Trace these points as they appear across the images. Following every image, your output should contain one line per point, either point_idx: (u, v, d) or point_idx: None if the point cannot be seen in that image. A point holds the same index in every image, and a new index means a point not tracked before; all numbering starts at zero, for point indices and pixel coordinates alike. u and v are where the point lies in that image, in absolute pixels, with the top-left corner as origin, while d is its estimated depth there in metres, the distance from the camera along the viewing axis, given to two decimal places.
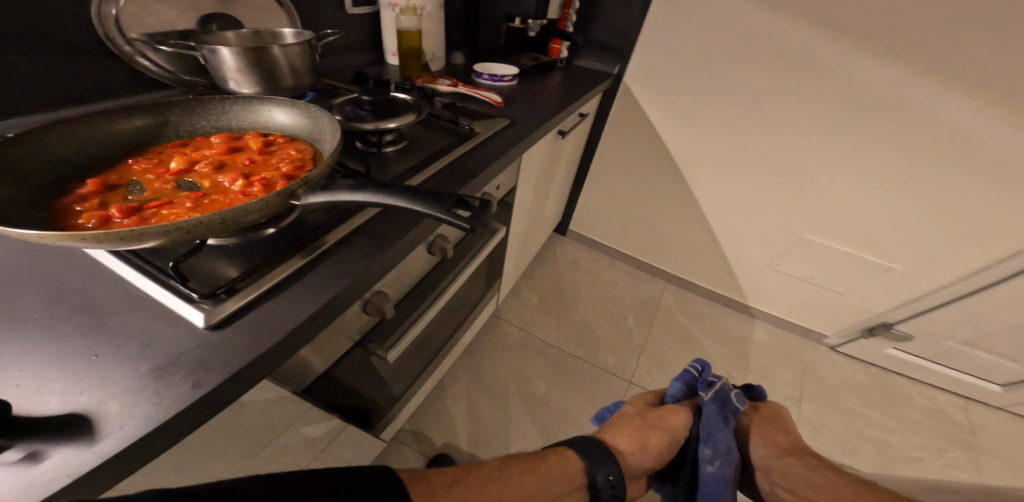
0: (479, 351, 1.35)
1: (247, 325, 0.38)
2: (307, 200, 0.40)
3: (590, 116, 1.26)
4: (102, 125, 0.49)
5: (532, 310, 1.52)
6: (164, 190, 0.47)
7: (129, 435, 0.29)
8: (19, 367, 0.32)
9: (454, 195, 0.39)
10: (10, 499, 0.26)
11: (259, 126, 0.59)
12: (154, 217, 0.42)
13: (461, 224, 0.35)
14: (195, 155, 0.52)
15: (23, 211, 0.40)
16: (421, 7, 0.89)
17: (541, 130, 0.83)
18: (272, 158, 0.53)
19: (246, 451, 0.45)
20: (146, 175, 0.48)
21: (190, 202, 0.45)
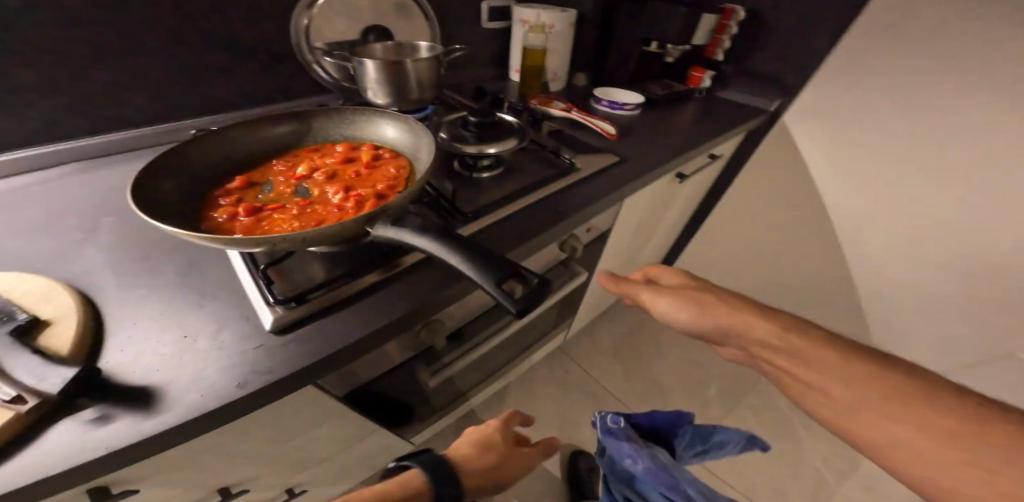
0: (536, 381, 1.29)
1: (302, 337, 0.39)
2: (377, 231, 0.39)
3: (721, 156, 1.08)
4: (261, 132, 0.58)
5: (603, 353, 1.40)
6: (284, 192, 0.52)
7: (172, 420, 0.31)
8: (130, 333, 0.37)
9: (515, 264, 0.34)
10: (68, 454, 0.28)
11: (375, 139, 0.62)
12: (265, 220, 0.47)
13: (507, 308, 0.30)
14: (319, 163, 0.57)
15: (183, 194, 0.48)
16: (551, 25, 0.87)
17: (655, 171, 0.73)
18: (375, 173, 0.55)
19: (274, 443, 0.47)
20: (278, 177, 0.55)
21: (297, 209, 0.49)
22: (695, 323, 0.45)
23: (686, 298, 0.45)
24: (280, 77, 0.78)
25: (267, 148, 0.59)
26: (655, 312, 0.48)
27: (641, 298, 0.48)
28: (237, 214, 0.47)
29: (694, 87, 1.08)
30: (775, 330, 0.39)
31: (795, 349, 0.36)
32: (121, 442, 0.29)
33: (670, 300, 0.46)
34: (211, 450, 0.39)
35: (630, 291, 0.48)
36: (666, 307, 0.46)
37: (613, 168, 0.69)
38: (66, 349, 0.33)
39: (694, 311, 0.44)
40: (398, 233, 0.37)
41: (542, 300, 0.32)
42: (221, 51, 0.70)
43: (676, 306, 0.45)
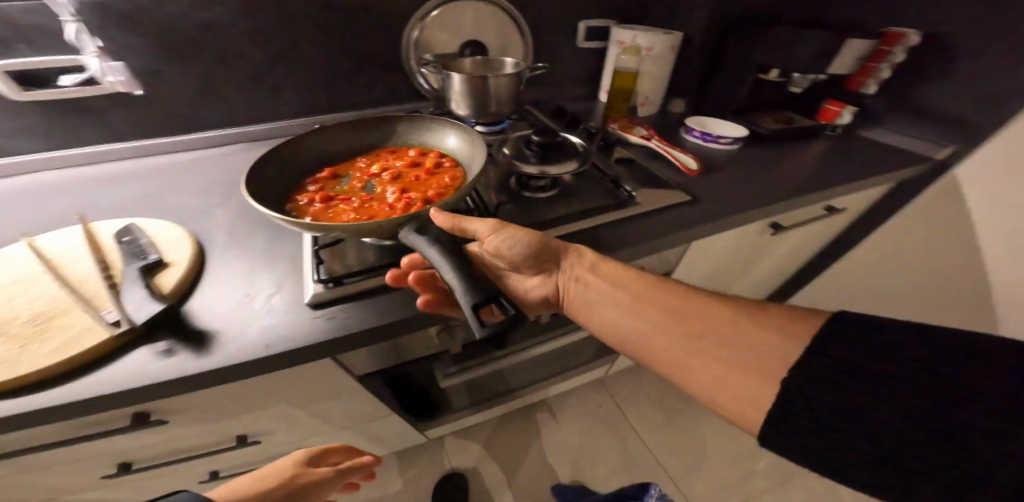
0: (572, 411, 1.24)
1: (327, 317, 0.44)
2: (403, 235, 0.43)
3: (842, 209, 0.89)
4: (352, 132, 0.67)
5: (654, 402, 1.27)
6: (355, 185, 0.60)
7: (207, 365, 0.38)
8: (211, 286, 0.47)
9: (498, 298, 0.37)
10: (138, 373, 0.37)
11: (443, 147, 0.67)
12: (331, 209, 0.55)
13: (475, 334, 0.34)
14: (390, 163, 0.64)
15: (282, 176, 0.59)
16: (649, 47, 0.85)
17: (738, 217, 0.64)
18: (431, 180, 0.60)
19: (296, 400, 0.54)
20: (354, 172, 0.63)
21: (358, 202, 0.56)
22: (594, 288, 0.48)
23: (592, 262, 0.49)
24: (389, 84, 0.89)
25: (354, 145, 0.68)
26: (516, 254, 0.49)
27: (491, 240, 0.46)
28: (314, 199, 0.56)
29: (827, 122, 0.91)
30: (663, 291, 0.46)
31: (674, 311, 0.44)
32: (162, 377, 0.37)
33: (574, 262, 0.49)
34: (250, 391, 0.48)
35: (516, 244, 0.47)
36: (497, 243, 0.47)
37: (681, 208, 0.62)
38: (167, 290, 0.44)
39: (599, 276, 0.48)
40: (420, 240, 0.42)
41: (514, 330, 0.35)
42: (347, 59, 0.82)
43: (475, 225, 0.45)
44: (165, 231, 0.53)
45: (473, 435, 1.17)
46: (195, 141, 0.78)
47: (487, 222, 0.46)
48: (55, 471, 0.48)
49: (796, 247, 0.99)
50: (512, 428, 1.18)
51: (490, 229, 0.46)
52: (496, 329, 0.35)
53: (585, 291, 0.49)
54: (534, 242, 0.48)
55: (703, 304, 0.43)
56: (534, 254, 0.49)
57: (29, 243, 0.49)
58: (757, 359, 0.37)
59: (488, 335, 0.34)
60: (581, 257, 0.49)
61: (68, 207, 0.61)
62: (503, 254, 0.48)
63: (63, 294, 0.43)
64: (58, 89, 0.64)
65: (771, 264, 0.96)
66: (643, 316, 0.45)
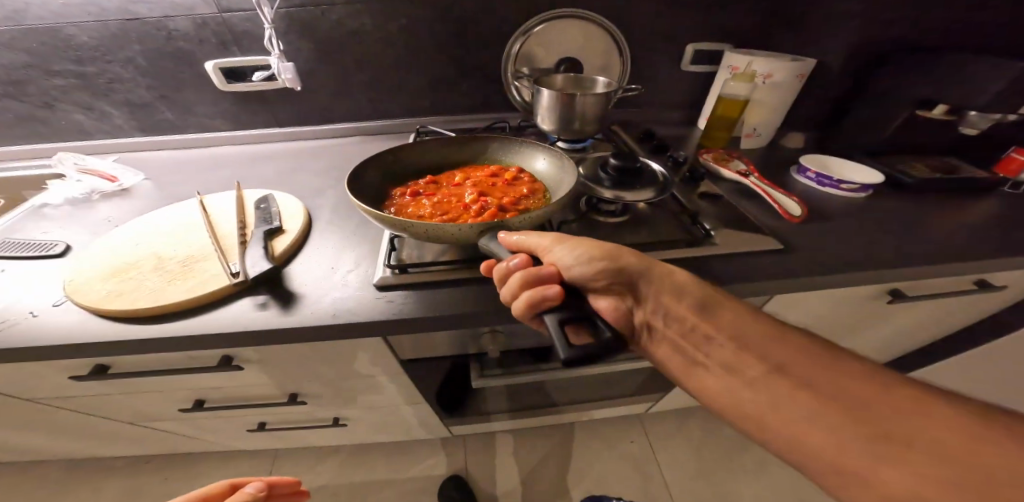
0: (602, 446, 1.20)
1: (387, 298, 0.51)
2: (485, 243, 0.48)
3: (995, 295, 0.71)
4: (446, 142, 0.75)
5: (694, 460, 1.19)
6: (439, 190, 0.66)
7: (285, 323, 0.47)
8: (309, 254, 0.58)
9: (586, 317, 0.37)
10: (240, 318, 0.48)
11: (526, 165, 0.71)
12: (415, 207, 0.62)
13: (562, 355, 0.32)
14: (472, 174, 0.70)
15: (380, 172, 0.67)
16: (767, 73, 0.77)
17: (839, 279, 0.54)
18: (506, 192, 0.64)
19: (349, 367, 0.63)
20: (440, 178, 0.70)
21: (438, 204, 0.62)
22: (701, 335, 0.42)
23: (696, 299, 0.44)
24: (488, 95, 0.95)
25: (445, 153, 0.75)
26: (598, 274, 0.44)
27: (557, 252, 0.45)
28: (405, 197, 0.64)
29: (1006, 179, 0.73)
30: (796, 350, 0.39)
31: (814, 380, 0.36)
32: (251, 326, 0.47)
33: (670, 295, 0.44)
34: (315, 351, 0.57)
35: (602, 262, 0.44)
36: (561, 255, 0.44)
37: (767, 256, 0.55)
38: (276, 253, 0.55)
39: (705, 320, 0.42)
40: (498, 247, 0.47)
41: (602, 359, 0.33)
42: (456, 70, 0.90)
43: (535, 238, 0.46)
44: (288, 203, 0.66)
45: (501, 440, 1.21)
46: (325, 133, 0.94)
47: (547, 237, 0.47)
48: (174, 385, 0.63)
49: (915, 329, 0.82)
50: (540, 443, 1.20)
51: (555, 241, 0.46)
52: (588, 351, 0.33)
53: (689, 339, 0.43)
54: (618, 260, 0.44)
55: (854, 376, 0.36)
56: (618, 277, 0.44)
57: (201, 200, 0.67)
58: (946, 462, 0.29)
59: (578, 356, 0.32)
60: (684, 291, 0.44)
61: (231, 176, 0.79)
62: (570, 269, 0.44)
63: (210, 244, 0.57)
64: (249, 82, 0.84)
65: (874, 339, 0.81)
66: (771, 380, 0.37)
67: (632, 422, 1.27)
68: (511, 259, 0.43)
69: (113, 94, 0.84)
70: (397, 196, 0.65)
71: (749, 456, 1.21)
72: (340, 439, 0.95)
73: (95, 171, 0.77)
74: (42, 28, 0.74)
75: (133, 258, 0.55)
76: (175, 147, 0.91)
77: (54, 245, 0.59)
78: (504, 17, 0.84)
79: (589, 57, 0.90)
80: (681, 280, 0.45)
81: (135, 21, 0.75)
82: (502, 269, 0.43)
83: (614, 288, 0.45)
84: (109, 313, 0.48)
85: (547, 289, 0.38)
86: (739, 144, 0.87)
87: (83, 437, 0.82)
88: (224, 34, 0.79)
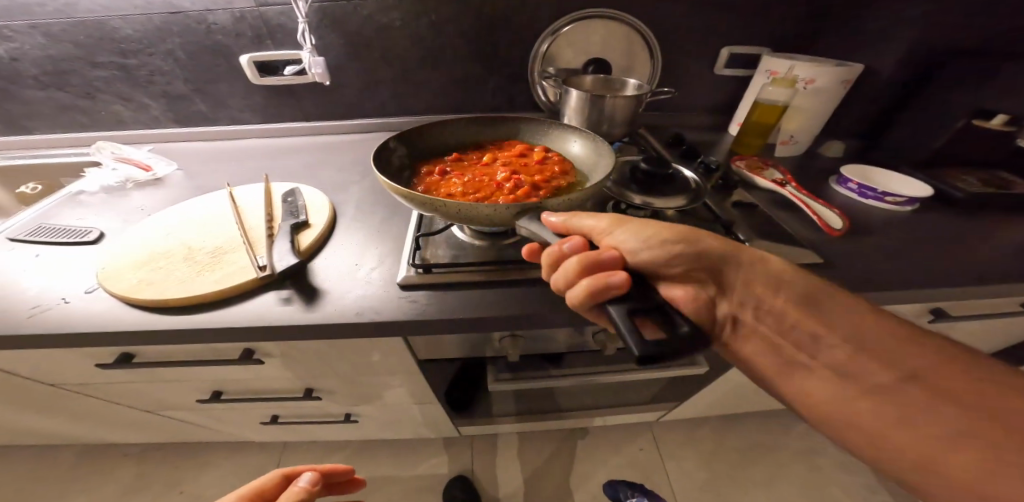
0: (615, 452, 1.18)
1: (411, 298, 0.50)
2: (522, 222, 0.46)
3: None
4: (472, 126, 0.74)
5: (709, 471, 1.16)
6: (466, 169, 0.66)
7: (309, 319, 0.47)
8: (334, 249, 0.58)
9: (657, 310, 0.34)
10: (264, 312, 0.48)
11: (556, 146, 0.71)
12: (446, 185, 0.62)
13: (633, 349, 0.29)
14: (497, 154, 0.70)
15: (407, 155, 0.67)
16: (811, 79, 0.73)
17: (885, 297, 0.52)
18: (538, 169, 0.65)
19: (367, 364, 0.63)
20: (467, 160, 0.69)
21: (469, 181, 0.62)
22: (793, 327, 0.41)
23: (799, 293, 0.42)
24: (515, 95, 0.94)
25: (471, 136, 0.74)
26: (673, 258, 0.42)
27: (625, 234, 0.43)
28: (434, 176, 0.64)
29: None
30: (904, 345, 0.37)
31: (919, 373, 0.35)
32: (276, 321, 0.47)
33: (765, 285, 0.43)
34: (335, 348, 0.57)
35: (676, 245, 0.43)
36: (623, 239, 0.43)
37: (808, 270, 0.52)
38: (302, 247, 0.55)
39: (804, 314, 0.41)
40: (541, 230, 0.44)
41: (680, 355, 0.30)
42: (484, 69, 0.90)
43: (595, 220, 0.44)
44: (314, 197, 0.66)
45: (510, 443, 1.19)
46: (350, 128, 0.95)
47: (602, 219, 0.44)
48: (194, 375, 0.64)
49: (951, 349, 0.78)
50: (549, 448, 1.18)
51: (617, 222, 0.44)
52: (662, 343, 0.30)
53: (783, 333, 0.42)
54: (697, 245, 0.43)
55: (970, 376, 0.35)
56: (698, 263, 0.43)
57: (231, 192, 0.68)
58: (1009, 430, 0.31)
59: (652, 348, 0.29)
60: (781, 281, 0.43)
61: (259, 169, 0.80)
62: (637, 252, 0.42)
63: (238, 236, 0.58)
64: (281, 76, 0.85)
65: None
66: (864, 369, 0.37)
67: (641, 429, 1.24)
68: (565, 242, 0.41)
69: (152, 85, 0.87)
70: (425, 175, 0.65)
71: (758, 469, 1.17)
72: (350, 434, 0.95)
73: (130, 160, 0.79)
74: (89, 20, 0.76)
75: (163, 248, 0.56)
76: (204, 139, 0.93)
77: (89, 232, 0.61)
78: (537, 17, 0.83)
79: (619, 58, 0.88)
80: (776, 268, 0.44)
81: (178, 14, 0.77)
82: (554, 253, 0.41)
83: (701, 277, 0.44)
84: (138, 303, 0.49)
85: (611, 275, 0.36)
86: (773, 152, 0.84)
87: (104, 420, 0.84)
88: (260, 28, 0.80)
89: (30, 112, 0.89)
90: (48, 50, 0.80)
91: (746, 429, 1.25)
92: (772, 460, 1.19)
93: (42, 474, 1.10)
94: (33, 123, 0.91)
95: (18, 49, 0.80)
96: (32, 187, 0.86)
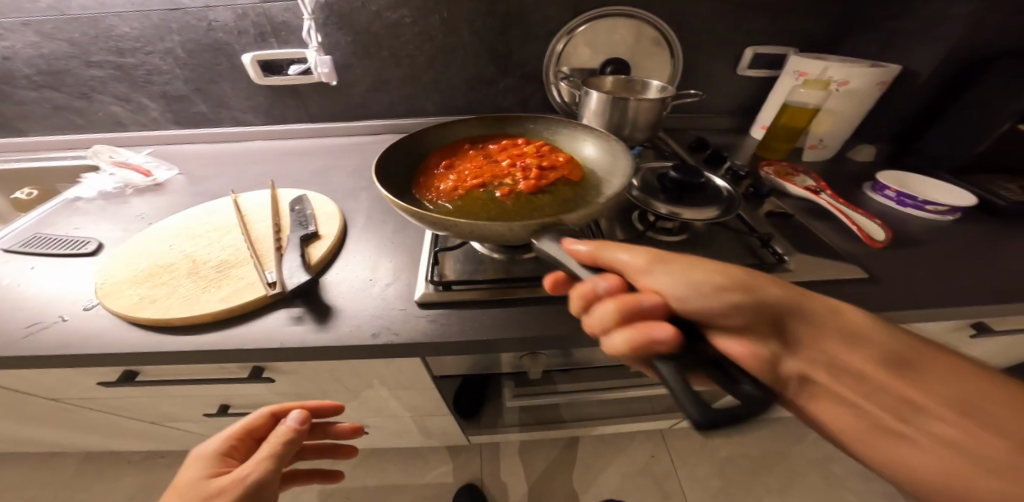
0: (628, 460, 1.16)
1: (430, 317, 0.47)
2: (542, 243, 0.42)
3: None
4: (477, 125, 0.71)
5: (724, 478, 1.13)
6: (474, 161, 0.64)
7: (323, 341, 0.44)
8: (351, 262, 0.55)
9: (713, 362, 0.30)
10: (270, 335, 0.45)
11: (567, 141, 0.69)
12: (451, 181, 0.59)
13: (695, 416, 0.25)
14: (505, 147, 0.67)
15: (410, 155, 0.64)
16: (842, 81, 0.73)
17: (934, 315, 0.49)
18: (546, 160, 0.63)
19: (382, 380, 0.60)
20: (451, 160, 0.64)
21: (474, 174, 0.60)
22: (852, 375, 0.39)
23: (857, 339, 0.38)
24: (529, 96, 0.91)
25: (455, 138, 0.70)
26: (730, 312, 0.38)
27: (663, 271, 0.38)
28: (437, 175, 0.62)
29: None
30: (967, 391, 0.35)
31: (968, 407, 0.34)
32: (288, 342, 0.44)
33: (802, 322, 0.40)
34: (349, 364, 0.55)
35: (734, 296, 0.38)
36: (664, 281, 0.38)
37: (854, 286, 0.50)
38: (312, 261, 0.52)
39: (848, 354, 0.38)
40: (563, 255, 0.40)
41: (745, 422, 0.26)
42: (497, 69, 0.86)
43: (629, 255, 0.38)
44: (323, 205, 0.63)
45: (520, 450, 1.17)
46: (358, 129, 0.91)
47: (639, 254, 0.39)
48: (201, 390, 0.61)
49: (990, 361, 0.75)
50: (562, 457, 1.16)
51: (656, 258, 0.38)
52: (728, 410, 0.26)
53: (823, 368, 0.40)
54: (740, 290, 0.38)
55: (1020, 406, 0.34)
56: (753, 312, 0.38)
57: (236, 199, 0.64)
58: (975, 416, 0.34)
59: (716, 414, 0.25)
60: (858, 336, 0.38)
61: (264, 173, 0.77)
62: (683, 299, 0.37)
63: (244, 248, 0.55)
64: (286, 76, 0.82)
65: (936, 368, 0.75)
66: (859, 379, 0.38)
67: (653, 435, 1.22)
68: (598, 280, 0.36)
69: (152, 86, 0.83)
70: (431, 173, 0.62)
71: (772, 476, 1.15)
72: (358, 444, 0.93)
73: (128, 164, 0.75)
74: (85, 17, 0.73)
75: (165, 261, 0.53)
76: (207, 141, 0.90)
77: (87, 243, 0.58)
78: (554, 14, 0.79)
79: (637, 57, 0.84)
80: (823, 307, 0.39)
81: (178, 11, 0.73)
82: (588, 292, 0.36)
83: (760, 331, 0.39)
84: (138, 321, 0.46)
85: (655, 327, 0.31)
86: (801, 156, 0.83)
87: (107, 432, 0.82)
88: (263, 26, 0.76)
89: (25, 114, 0.86)
90: (41, 49, 0.76)
91: (760, 435, 1.22)
92: (788, 467, 1.16)
93: (42, 483, 1.08)
94: (29, 125, 0.88)
95: (11, 48, 0.76)
96: (28, 193, 0.84)
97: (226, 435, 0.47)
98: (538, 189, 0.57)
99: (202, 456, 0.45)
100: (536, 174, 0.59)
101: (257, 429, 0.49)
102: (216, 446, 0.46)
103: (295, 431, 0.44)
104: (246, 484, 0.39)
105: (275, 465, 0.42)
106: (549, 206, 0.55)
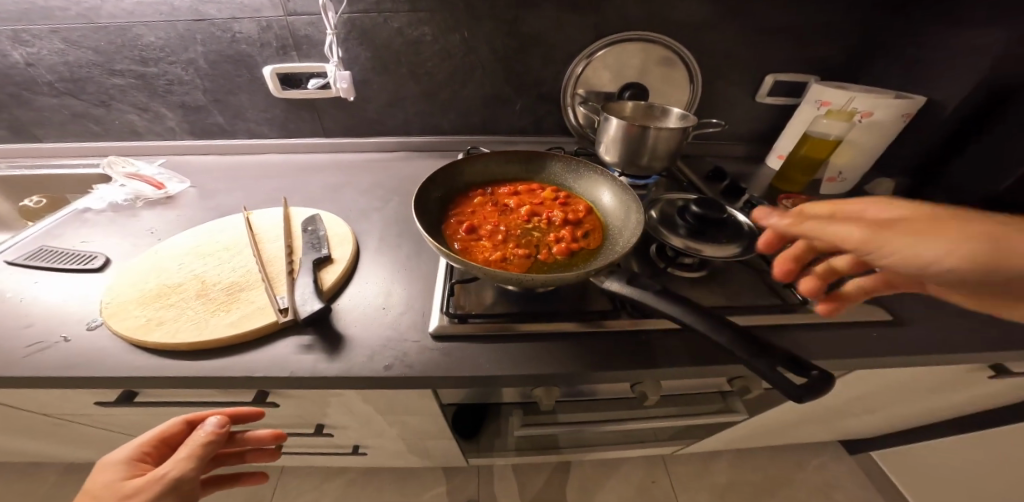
0: (631, 486, 1.13)
1: (444, 351, 0.46)
2: (609, 284, 0.42)
3: None
4: (491, 164, 0.69)
5: None
6: (488, 205, 0.64)
7: (333, 371, 0.43)
8: (360, 287, 0.54)
9: (786, 353, 0.36)
10: (277, 364, 0.43)
11: (579, 189, 0.68)
12: (465, 227, 0.58)
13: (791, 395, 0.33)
14: (516, 192, 0.67)
15: (431, 194, 0.61)
16: (866, 112, 0.72)
17: (953, 356, 0.49)
18: (562, 207, 0.64)
19: (389, 405, 0.59)
20: (466, 208, 0.63)
21: (493, 221, 0.60)
22: None
23: None
24: (545, 117, 0.90)
25: (470, 173, 0.68)
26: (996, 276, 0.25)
27: (890, 251, 0.27)
28: (454, 223, 0.59)
29: None
30: None
31: None
32: (297, 371, 0.43)
33: None
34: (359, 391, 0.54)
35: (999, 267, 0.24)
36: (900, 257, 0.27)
37: (876, 329, 0.49)
38: (325, 287, 0.51)
39: None
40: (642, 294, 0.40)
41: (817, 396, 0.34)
42: (515, 89, 0.86)
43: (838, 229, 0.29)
44: (335, 226, 0.62)
45: (520, 473, 1.14)
46: (371, 144, 0.91)
47: (854, 229, 0.28)
48: None
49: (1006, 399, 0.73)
50: (562, 482, 1.12)
51: (877, 241, 0.27)
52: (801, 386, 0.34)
53: None
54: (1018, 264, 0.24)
55: None
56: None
57: (249, 217, 0.64)
58: None
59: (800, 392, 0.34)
60: None
61: (276, 187, 0.76)
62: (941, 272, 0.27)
63: (256, 269, 0.53)
64: (303, 90, 0.82)
65: (945, 401, 0.74)
66: None
67: (655, 460, 1.18)
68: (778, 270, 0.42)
69: (170, 96, 0.83)
70: (454, 219, 0.60)
71: None
72: (354, 464, 0.90)
73: (140, 175, 0.75)
74: (112, 27, 0.73)
75: (174, 280, 0.52)
76: (219, 151, 0.90)
77: (93, 258, 0.57)
78: (576, 38, 0.79)
79: (656, 82, 0.84)
80: None
81: (203, 22, 0.73)
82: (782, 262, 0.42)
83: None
84: (147, 345, 0.44)
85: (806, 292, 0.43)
86: (818, 188, 0.84)
87: (102, 447, 0.80)
88: (286, 39, 0.76)
89: (40, 120, 0.86)
90: (66, 56, 0.76)
91: (765, 462, 1.19)
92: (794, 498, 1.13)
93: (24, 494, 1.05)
94: (43, 131, 0.87)
95: (34, 55, 0.76)
96: (35, 201, 0.83)
97: (141, 441, 0.43)
98: (562, 237, 0.57)
99: (114, 463, 0.42)
100: (560, 225, 0.59)
101: (177, 434, 0.45)
102: (129, 451, 0.43)
103: (214, 434, 0.41)
104: (163, 483, 0.38)
105: (196, 465, 0.39)
106: (575, 253, 0.55)
